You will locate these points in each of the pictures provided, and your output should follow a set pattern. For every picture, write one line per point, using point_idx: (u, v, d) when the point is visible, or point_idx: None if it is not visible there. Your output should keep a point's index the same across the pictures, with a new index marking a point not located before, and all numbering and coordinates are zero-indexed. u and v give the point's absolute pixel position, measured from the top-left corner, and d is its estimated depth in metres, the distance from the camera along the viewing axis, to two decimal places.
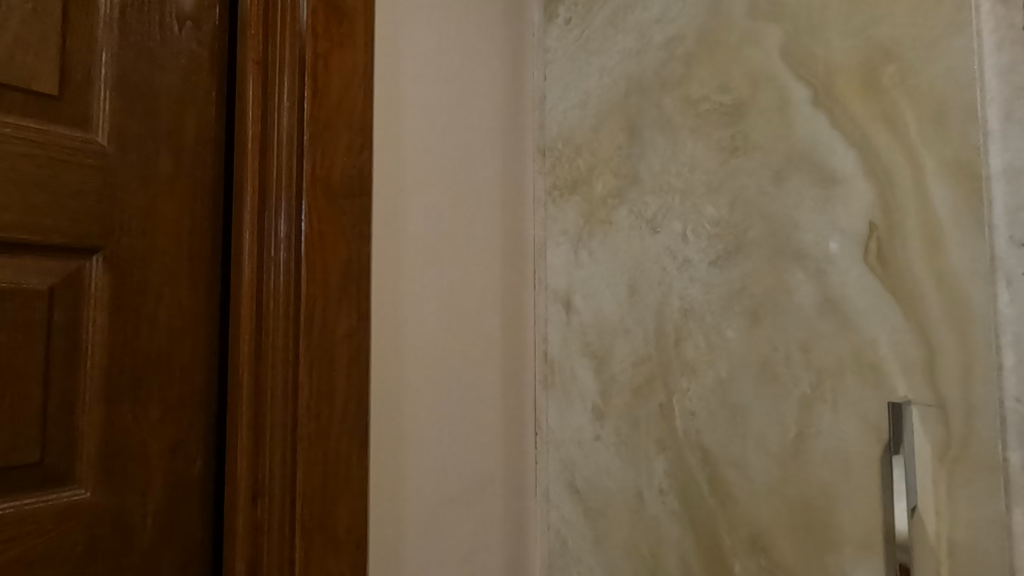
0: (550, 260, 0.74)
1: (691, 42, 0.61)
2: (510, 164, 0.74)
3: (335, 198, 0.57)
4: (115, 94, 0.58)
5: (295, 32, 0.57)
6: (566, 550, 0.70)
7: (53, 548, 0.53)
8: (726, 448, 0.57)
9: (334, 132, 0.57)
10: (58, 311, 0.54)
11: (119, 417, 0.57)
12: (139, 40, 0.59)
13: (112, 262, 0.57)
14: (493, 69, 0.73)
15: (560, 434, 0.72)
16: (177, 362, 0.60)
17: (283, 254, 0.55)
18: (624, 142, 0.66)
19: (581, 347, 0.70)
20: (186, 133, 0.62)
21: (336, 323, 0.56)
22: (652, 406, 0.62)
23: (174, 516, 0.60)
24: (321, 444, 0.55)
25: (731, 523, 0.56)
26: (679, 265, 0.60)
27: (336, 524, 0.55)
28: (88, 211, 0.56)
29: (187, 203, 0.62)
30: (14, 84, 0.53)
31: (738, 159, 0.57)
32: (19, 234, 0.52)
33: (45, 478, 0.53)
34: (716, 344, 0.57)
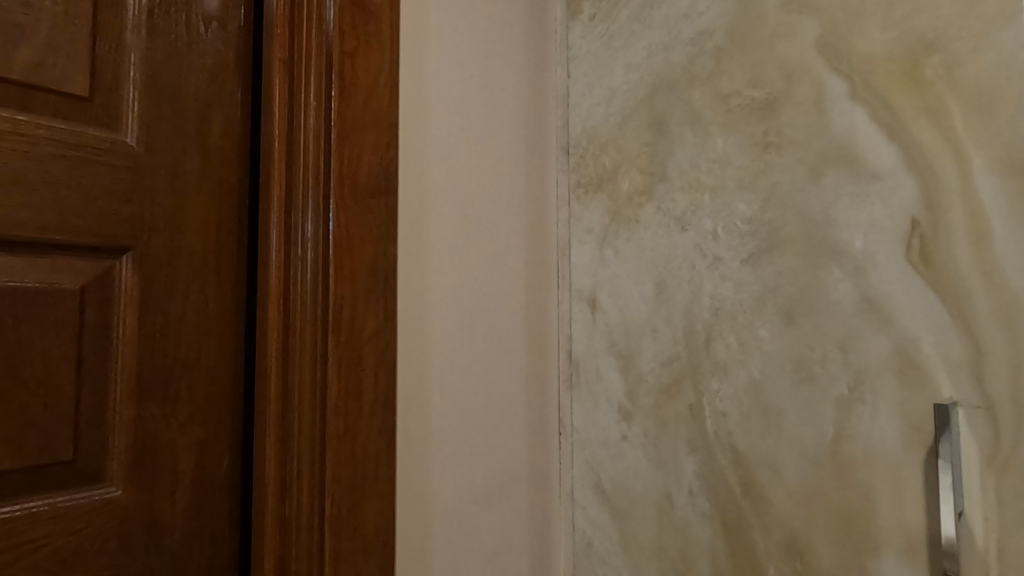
0: (575, 259, 0.73)
1: (722, 37, 0.60)
2: (533, 162, 0.74)
3: (362, 197, 0.57)
4: (144, 95, 0.58)
5: (322, 31, 0.57)
6: (591, 551, 0.70)
7: (86, 546, 0.53)
8: (759, 449, 0.56)
9: (361, 131, 0.57)
10: (89, 310, 0.55)
11: (149, 416, 0.57)
12: (166, 41, 0.60)
13: (142, 262, 0.58)
14: (516, 67, 0.73)
15: (584, 434, 0.71)
16: (205, 361, 0.61)
17: (311, 253, 0.55)
18: (651, 139, 0.65)
19: (607, 346, 0.69)
20: (213, 134, 0.62)
21: (363, 323, 0.56)
22: (681, 406, 0.62)
23: (202, 514, 0.60)
24: (349, 444, 0.55)
25: (765, 527, 0.55)
26: (709, 263, 0.60)
27: (365, 524, 0.55)
28: (118, 211, 0.56)
29: (214, 203, 0.62)
30: (46, 86, 0.53)
31: (771, 155, 0.56)
32: (51, 235, 0.53)
33: (77, 476, 0.54)
34: (748, 344, 0.56)
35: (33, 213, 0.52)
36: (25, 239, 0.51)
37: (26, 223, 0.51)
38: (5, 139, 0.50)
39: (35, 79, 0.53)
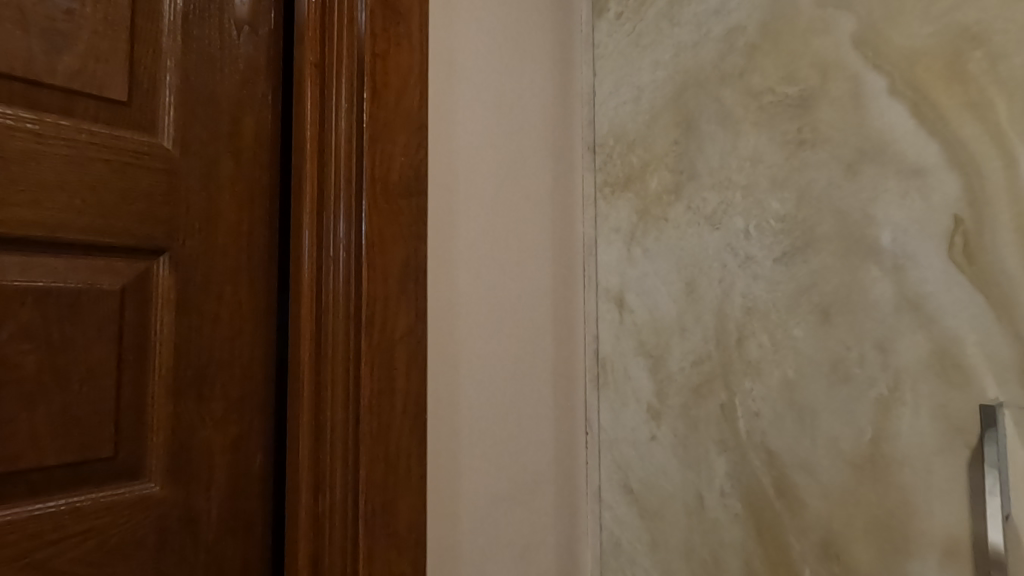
0: (601, 258, 0.73)
1: (754, 33, 0.59)
2: (559, 161, 0.74)
3: (394, 197, 0.57)
4: (180, 99, 0.60)
5: (353, 34, 0.58)
6: (620, 551, 0.70)
7: (126, 540, 0.55)
8: (794, 450, 0.55)
9: (393, 131, 0.57)
10: (129, 310, 0.56)
11: (185, 413, 0.58)
12: (200, 46, 0.61)
13: (178, 263, 0.59)
14: (542, 66, 0.73)
15: (612, 434, 0.71)
16: (238, 360, 0.62)
17: (343, 253, 0.56)
18: (681, 137, 0.65)
19: (635, 346, 0.69)
20: (245, 136, 0.64)
21: (395, 323, 0.56)
22: (712, 406, 0.61)
23: (237, 510, 0.61)
24: (382, 442, 0.55)
25: (800, 528, 0.54)
26: (742, 262, 0.59)
27: (397, 522, 0.56)
28: (156, 213, 0.57)
29: (246, 205, 0.63)
30: (87, 91, 0.55)
31: (805, 152, 0.55)
32: (93, 236, 0.54)
33: (117, 472, 0.55)
34: (782, 344, 0.56)
35: (75, 216, 0.53)
36: (68, 241, 0.53)
37: (69, 226, 0.53)
38: (50, 144, 0.52)
39: (77, 84, 0.54)
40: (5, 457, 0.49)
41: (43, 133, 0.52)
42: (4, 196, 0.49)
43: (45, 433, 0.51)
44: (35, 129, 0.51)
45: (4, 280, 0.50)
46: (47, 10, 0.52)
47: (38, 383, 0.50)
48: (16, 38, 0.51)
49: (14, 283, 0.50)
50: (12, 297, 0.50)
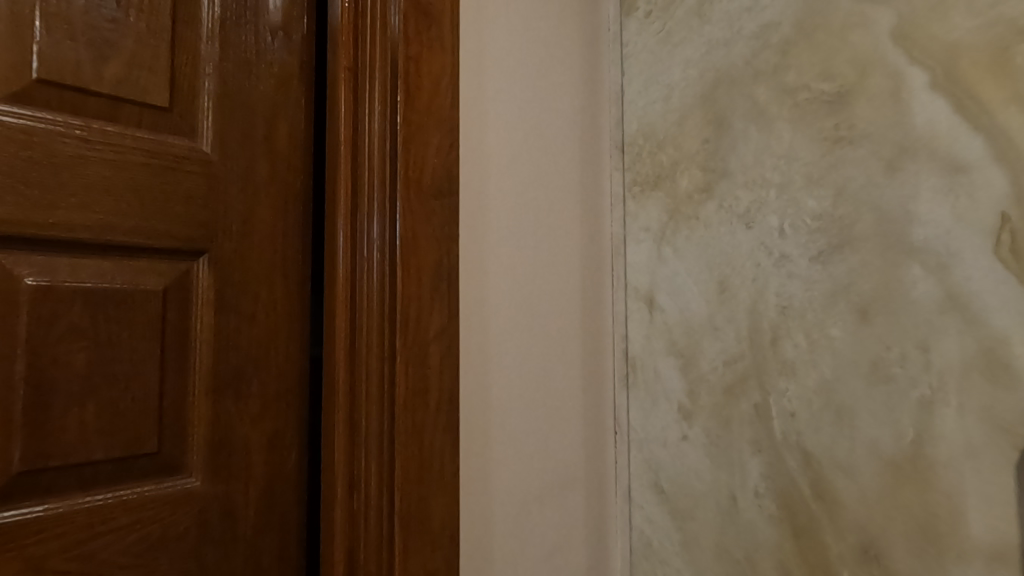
0: (630, 257, 0.73)
1: (789, 29, 0.59)
2: (587, 161, 0.74)
3: (427, 198, 0.58)
4: (218, 105, 0.61)
5: (386, 38, 0.59)
6: (650, 551, 0.69)
7: (169, 534, 0.56)
8: (832, 451, 0.54)
9: (426, 133, 0.58)
10: (171, 309, 0.58)
11: (224, 410, 0.60)
12: (237, 53, 0.63)
13: (217, 263, 0.60)
14: (571, 66, 0.73)
15: (642, 434, 0.71)
16: (275, 358, 0.63)
17: (377, 254, 0.57)
18: (712, 135, 0.64)
19: (666, 345, 0.68)
20: (280, 140, 0.65)
21: (429, 322, 0.57)
22: (746, 406, 0.61)
23: (274, 505, 0.63)
24: (415, 440, 0.56)
25: (838, 530, 0.54)
26: (776, 261, 0.58)
27: (431, 519, 0.56)
28: (196, 215, 0.59)
29: (282, 207, 0.65)
30: (130, 98, 0.56)
31: (842, 149, 0.54)
32: (137, 239, 0.55)
33: (161, 467, 0.56)
34: (819, 343, 0.55)
35: (121, 218, 0.54)
36: (114, 243, 0.54)
37: (115, 228, 0.54)
38: (96, 149, 0.53)
39: (121, 91, 0.56)
40: (56, 452, 0.51)
41: (91, 139, 0.53)
42: (54, 200, 0.51)
43: (93, 429, 0.52)
44: (82, 135, 0.53)
45: (55, 281, 0.52)
46: (93, 19, 0.54)
47: (87, 381, 0.52)
48: (65, 47, 0.52)
49: (64, 284, 0.52)
50: (62, 297, 0.52)
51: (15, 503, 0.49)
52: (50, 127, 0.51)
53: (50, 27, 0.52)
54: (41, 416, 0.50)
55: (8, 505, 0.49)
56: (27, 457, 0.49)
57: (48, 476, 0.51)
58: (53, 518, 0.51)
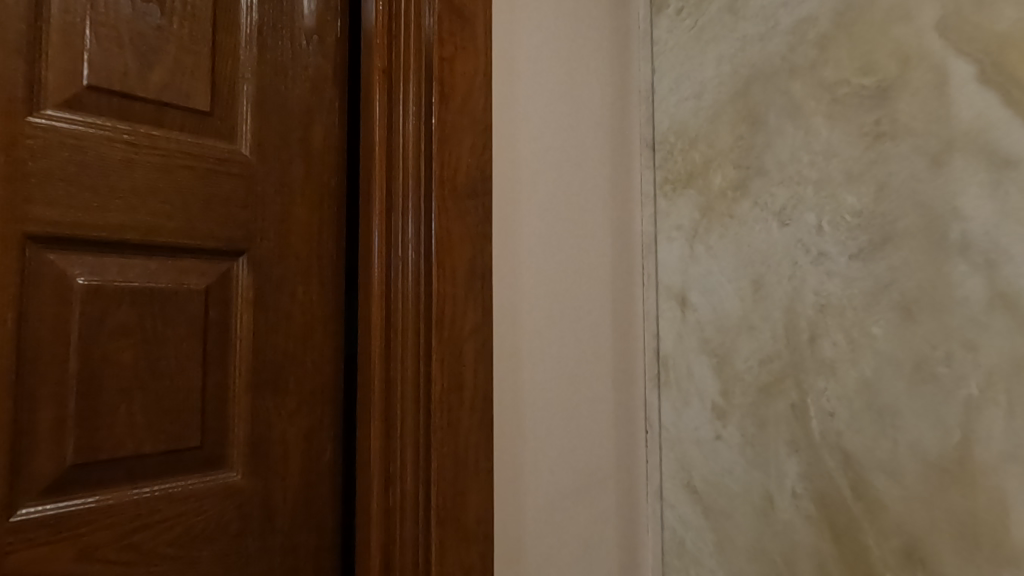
0: (662, 255, 0.73)
1: (826, 23, 0.58)
2: (617, 159, 0.74)
3: (462, 197, 0.58)
4: (256, 108, 0.63)
5: (421, 40, 0.59)
6: (683, 551, 0.69)
7: (211, 526, 0.58)
8: (873, 451, 0.54)
9: (460, 133, 0.59)
10: (213, 308, 0.59)
11: (263, 406, 0.61)
12: (273, 57, 0.64)
13: (255, 263, 0.62)
14: (601, 64, 0.73)
15: (674, 433, 0.71)
16: (310, 356, 0.65)
17: (412, 253, 0.58)
18: (747, 132, 0.64)
19: (699, 344, 0.68)
20: (315, 142, 0.66)
21: (463, 320, 0.58)
22: (782, 405, 0.60)
23: (311, 500, 0.64)
24: (451, 437, 0.56)
25: (879, 531, 0.53)
26: (814, 259, 0.58)
27: (466, 515, 0.57)
28: (236, 216, 0.61)
29: (317, 208, 0.66)
30: (174, 103, 0.58)
31: (884, 145, 0.53)
32: (181, 239, 0.57)
33: (203, 461, 0.58)
34: (859, 342, 0.54)
35: (166, 220, 0.56)
36: (159, 244, 0.56)
37: (160, 230, 0.56)
38: (142, 153, 0.55)
39: (165, 96, 0.57)
40: (106, 446, 0.52)
41: (137, 142, 0.55)
42: (103, 202, 0.53)
43: (140, 424, 0.54)
44: (129, 140, 0.55)
45: (104, 280, 0.53)
46: (139, 26, 0.55)
47: (135, 377, 0.54)
48: (112, 54, 0.54)
49: (113, 284, 0.53)
50: (111, 296, 0.53)
51: (67, 495, 0.51)
52: (99, 132, 0.53)
53: (98, 35, 0.53)
54: (92, 411, 0.52)
55: (62, 496, 0.51)
56: (79, 450, 0.51)
57: (99, 469, 0.52)
58: (103, 509, 0.52)
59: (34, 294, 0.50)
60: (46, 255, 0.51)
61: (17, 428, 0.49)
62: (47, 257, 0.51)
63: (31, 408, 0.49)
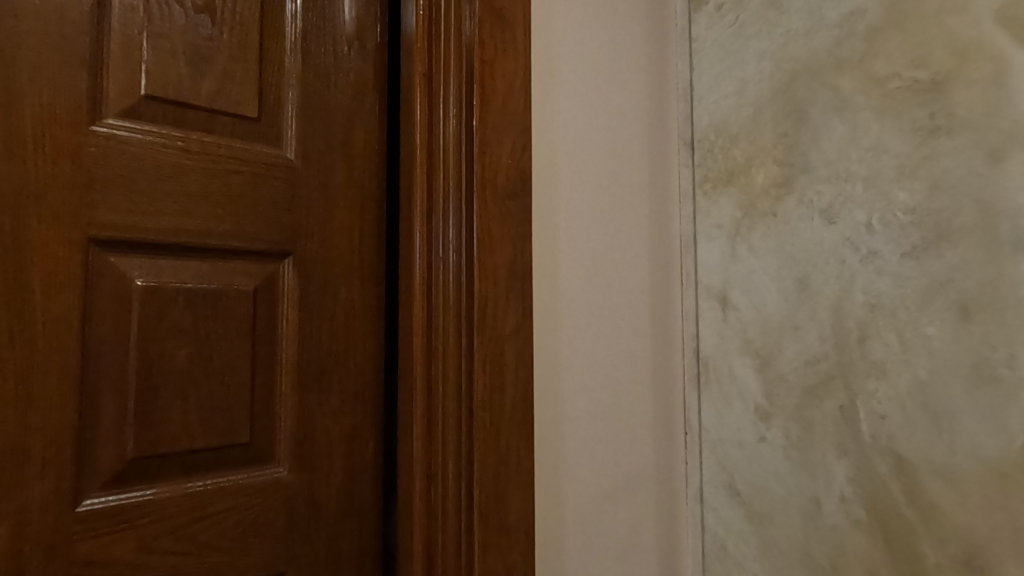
0: (701, 254, 0.72)
1: (875, 16, 0.57)
2: (656, 157, 0.73)
3: (502, 198, 0.59)
4: (301, 114, 0.64)
5: (461, 43, 0.60)
6: (725, 554, 0.69)
7: (261, 519, 0.59)
8: (927, 455, 0.52)
9: (501, 134, 0.59)
10: (261, 307, 0.61)
11: (308, 404, 0.63)
12: (317, 63, 0.66)
13: (301, 264, 0.64)
14: (639, 63, 0.72)
15: (715, 434, 0.70)
16: (353, 355, 0.66)
17: (453, 254, 0.59)
18: (792, 129, 0.63)
19: (741, 345, 0.67)
20: (356, 145, 0.68)
21: (504, 320, 0.58)
22: (830, 407, 0.59)
23: (354, 496, 0.65)
24: (493, 436, 0.57)
25: (935, 538, 0.51)
26: (863, 257, 0.57)
27: (508, 513, 0.57)
28: (282, 219, 0.62)
29: (359, 210, 0.67)
30: (225, 110, 0.60)
31: (938, 140, 0.52)
32: (231, 242, 0.59)
33: (252, 456, 0.60)
34: (913, 343, 0.53)
35: (217, 223, 0.58)
36: (209, 246, 0.58)
37: (211, 233, 0.58)
38: (195, 159, 0.57)
39: (216, 104, 0.59)
40: (162, 441, 0.54)
41: (190, 149, 0.57)
42: (159, 207, 0.55)
43: (194, 420, 0.56)
44: (183, 146, 0.57)
45: (160, 281, 0.55)
46: (191, 37, 0.58)
47: (189, 375, 0.56)
48: (167, 64, 0.56)
49: (169, 285, 0.56)
50: (167, 296, 0.55)
51: (127, 487, 0.53)
52: (155, 140, 0.55)
53: (154, 46, 0.56)
54: (149, 407, 0.54)
55: (123, 488, 0.53)
56: (139, 445, 0.53)
57: (156, 463, 0.54)
58: (160, 501, 0.54)
59: (97, 294, 0.52)
60: (107, 258, 0.53)
61: (81, 423, 0.51)
62: (108, 259, 0.53)
63: (94, 404, 0.52)
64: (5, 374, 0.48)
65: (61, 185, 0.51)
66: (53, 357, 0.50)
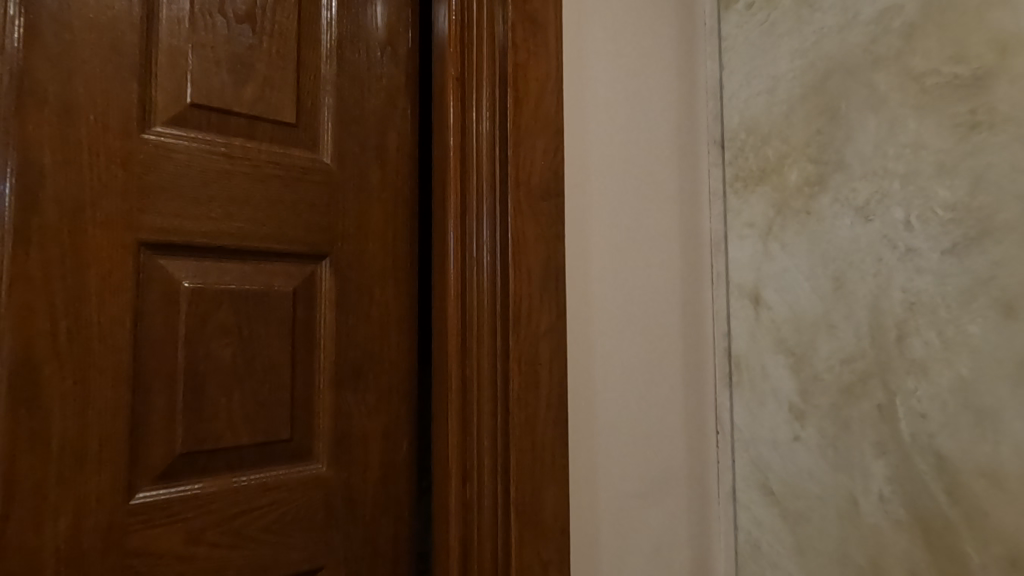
0: (733, 253, 0.72)
1: (912, 12, 0.56)
2: (686, 157, 0.74)
3: (536, 198, 0.60)
4: (337, 119, 0.66)
5: (494, 46, 0.61)
6: (759, 553, 0.69)
7: (302, 514, 0.61)
8: (971, 454, 0.51)
9: (534, 135, 0.60)
10: (300, 308, 0.63)
11: (345, 402, 0.65)
12: (352, 69, 0.67)
13: (337, 266, 0.65)
14: (668, 63, 0.73)
15: (748, 433, 0.70)
16: (387, 354, 0.68)
17: (488, 254, 0.60)
18: (826, 127, 0.63)
19: (774, 344, 0.67)
20: (390, 149, 0.69)
21: (539, 319, 0.59)
22: (868, 406, 0.59)
23: (389, 493, 0.67)
24: (529, 433, 0.58)
25: (979, 538, 0.51)
26: (902, 255, 0.56)
27: (544, 510, 0.58)
28: (319, 221, 0.64)
29: (392, 212, 0.69)
30: (265, 116, 0.62)
31: (980, 135, 0.51)
32: (272, 244, 0.61)
33: (293, 452, 0.62)
34: (954, 341, 0.53)
35: (258, 226, 0.60)
36: (252, 248, 0.60)
37: (253, 236, 0.60)
38: (238, 164, 0.59)
39: (257, 110, 0.61)
40: (209, 437, 0.56)
41: (233, 154, 0.59)
42: (204, 211, 0.57)
43: (238, 417, 0.58)
44: (226, 152, 0.58)
45: (206, 283, 0.57)
46: (234, 46, 0.59)
47: (233, 373, 0.58)
48: (211, 72, 0.58)
49: (214, 286, 0.57)
50: (212, 297, 0.57)
51: (176, 481, 0.55)
52: (200, 146, 0.57)
53: (199, 56, 0.58)
54: (197, 404, 0.56)
55: (172, 482, 0.55)
56: (187, 441, 0.55)
57: (203, 458, 0.56)
58: (207, 495, 0.56)
59: (147, 295, 0.54)
60: (156, 260, 0.55)
61: (134, 420, 0.53)
62: (157, 262, 0.55)
63: (145, 401, 0.53)
64: (63, 373, 0.50)
65: (114, 190, 0.53)
66: (108, 356, 0.52)
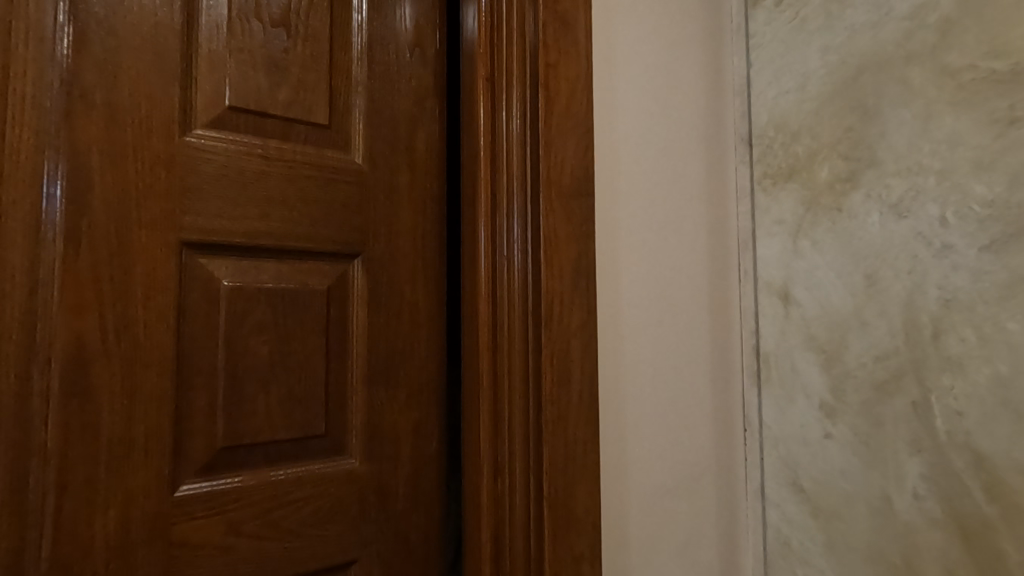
0: (761, 251, 0.72)
1: (948, 7, 0.56)
2: (713, 155, 0.74)
3: (567, 197, 0.60)
4: (368, 120, 0.67)
5: (524, 46, 0.62)
6: (790, 550, 0.69)
7: (337, 507, 0.62)
8: (1010, 451, 0.51)
9: (565, 135, 0.61)
10: (334, 306, 0.64)
11: (377, 398, 0.66)
12: (383, 71, 0.69)
13: (369, 265, 0.66)
14: (696, 61, 0.73)
15: (777, 430, 0.70)
16: (417, 351, 0.69)
17: (518, 252, 0.61)
18: (858, 124, 0.63)
19: (805, 341, 0.67)
20: (419, 150, 0.70)
21: (570, 317, 0.60)
22: (902, 403, 0.59)
23: (420, 487, 0.68)
24: (560, 429, 0.58)
25: (1017, 537, 0.51)
26: (937, 252, 0.56)
27: (576, 505, 0.59)
28: (352, 221, 0.65)
29: (421, 211, 0.70)
30: (299, 118, 0.63)
31: (1018, 130, 0.51)
32: (306, 244, 0.62)
33: (327, 447, 0.63)
34: (992, 338, 0.52)
35: (293, 226, 0.61)
36: (288, 248, 0.61)
37: (289, 235, 0.61)
38: (274, 165, 0.60)
39: (291, 113, 0.62)
40: (248, 432, 0.57)
41: (269, 156, 0.60)
42: (242, 212, 0.58)
43: (276, 412, 0.59)
44: (262, 154, 0.60)
45: (244, 282, 0.58)
46: (269, 50, 0.61)
47: (270, 370, 0.59)
48: (248, 76, 0.59)
49: (252, 285, 0.59)
50: (250, 296, 0.59)
51: (218, 475, 0.56)
52: (237, 148, 0.58)
53: (238, 60, 0.59)
54: (236, 400, 0.57)
55: (214, 476, 0.56)
56: (227, 436, 0.56)
57: (244, 452, 0.58)
58: (247, 488, 0.57)
59: (189, 293, 0.56)
60: (198, 259, 0.56)
61: (178, 415, 0.54)
62: (198, 261, 0.56)
63: (188, 396, 0.55)
64: (112, 368, 0.51)
65: (158, 191, 0.54)
66: (153, 351, 0.53)
